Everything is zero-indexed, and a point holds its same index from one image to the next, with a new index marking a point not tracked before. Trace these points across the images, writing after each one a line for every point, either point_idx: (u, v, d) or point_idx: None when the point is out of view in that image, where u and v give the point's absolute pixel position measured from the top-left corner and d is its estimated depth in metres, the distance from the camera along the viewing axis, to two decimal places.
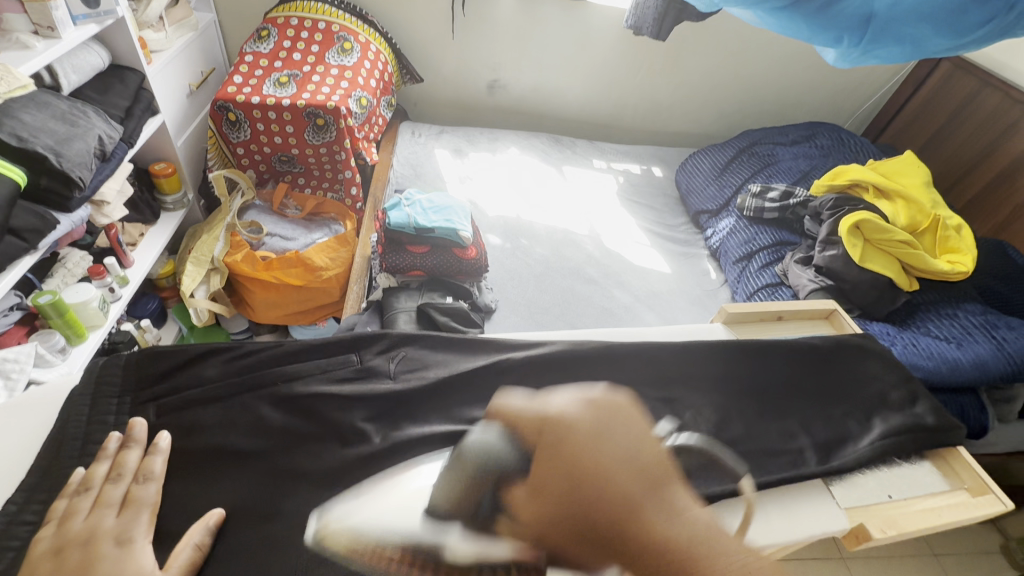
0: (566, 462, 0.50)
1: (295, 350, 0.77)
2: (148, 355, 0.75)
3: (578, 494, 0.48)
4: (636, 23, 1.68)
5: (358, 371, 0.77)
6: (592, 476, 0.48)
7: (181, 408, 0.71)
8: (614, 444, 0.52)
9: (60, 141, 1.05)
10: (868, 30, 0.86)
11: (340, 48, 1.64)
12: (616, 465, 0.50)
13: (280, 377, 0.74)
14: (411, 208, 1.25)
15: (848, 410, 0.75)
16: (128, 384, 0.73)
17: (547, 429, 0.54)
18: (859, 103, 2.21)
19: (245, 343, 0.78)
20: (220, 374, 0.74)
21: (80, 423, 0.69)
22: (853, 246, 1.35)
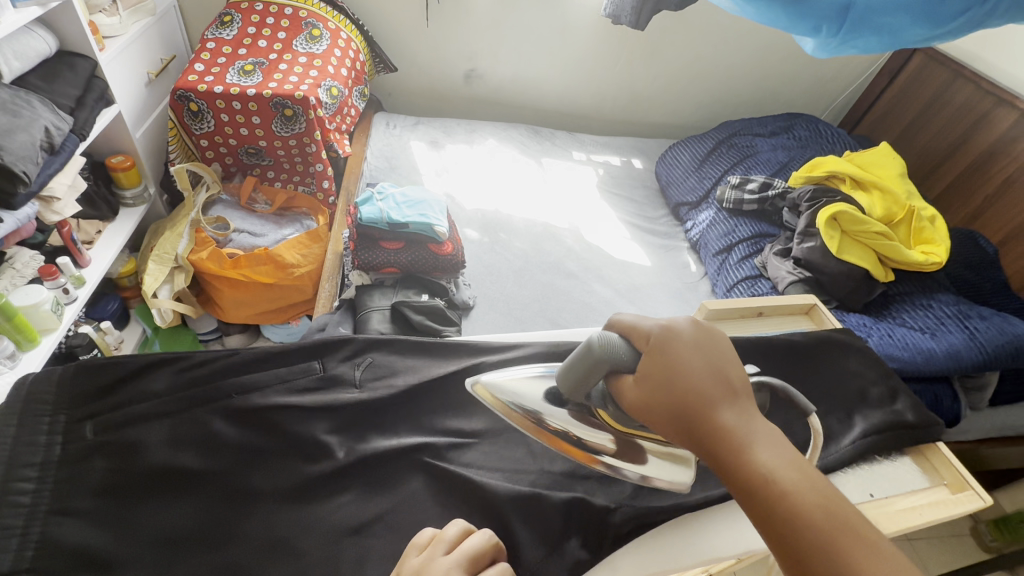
0: (669, 364, 0.49)
1: (254, 359, 0.72)
2: (87, 368, 0.68)
3: (680, 392, 0.47)
4: (614, 12, 1.64)
5: (321, 380, 0.73)
6: (693, 384, 0.47)
7: (122, 425, 0.65)
8: (720, 356, 0.49)
9: (1, 133, 0.98)
10: (846, 19, 0.85)
11: (309, 35, 1.58)
12: (718, 380, 0.48)
13: (235, 389, 0.69)
14: (384, 202, 1.20)
15: (829, 409, 0.74)
16: (64, 399, 0.66)
17: (658, 329, 0.51)
18: (835, 94, 2.22)
19: (197, 352, 0.72)
20: (168, 387, 0.68)
21: (6, 445, 0.61)
22: (831, 237, 1.35)
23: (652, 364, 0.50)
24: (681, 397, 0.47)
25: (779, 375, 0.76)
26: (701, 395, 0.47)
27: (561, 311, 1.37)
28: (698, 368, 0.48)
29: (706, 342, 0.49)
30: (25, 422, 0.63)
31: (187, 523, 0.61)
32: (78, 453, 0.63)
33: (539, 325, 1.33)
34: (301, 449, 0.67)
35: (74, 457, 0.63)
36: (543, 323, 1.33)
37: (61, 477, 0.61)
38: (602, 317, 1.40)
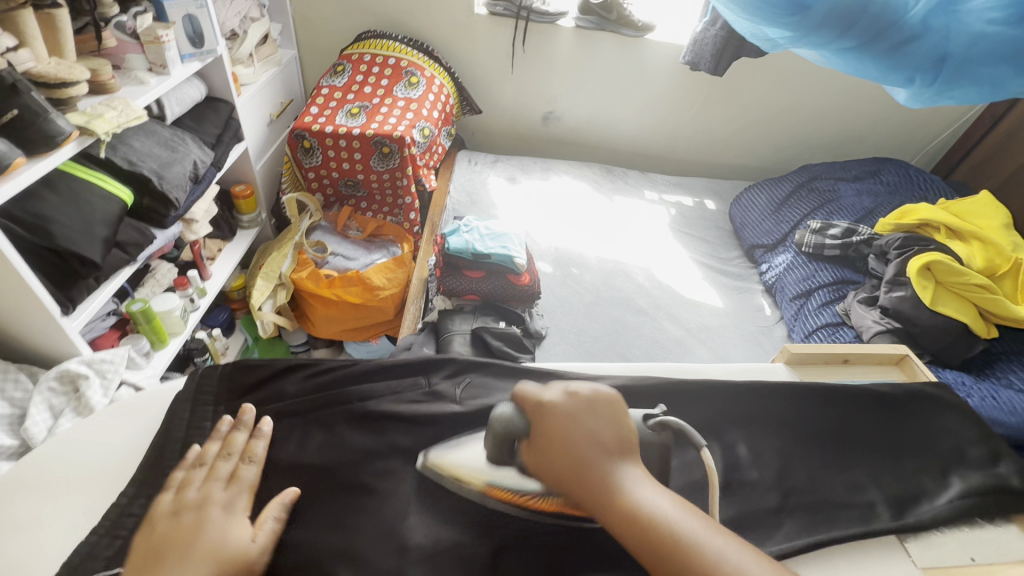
0: (552, 431, 0.57)
1: (369, 369, 0.76)
2: (238, 367, 0.74)
3: (563, 461, 0.55)
4: (693, 59, 1.69)
5: (426, 394, 0.75)
6: (568, 453, 0.55)
7: (267, 419, 0.70)
8: (593, 420, 0.58)
9: (163, 166, 1.17)
10: (943, 70, 0.85)
11: (408, 82, 1.75)
12: (594, 444, 0.56)
13: (354, 396, 0.73)
14: (469, 234, 1.29)
15: (923, 464, 0.70)
16: (222, 392, 0.71)
17: (539, 402, 0.60)
18: (927, 138, 2.12)
19: (321, 359, 0.76)
20: (300, 389, 0.72)
21: (181, 426, 0.68)
22: (923, 288, 1.29)
23: (541, 438, 0.58)
24: (557, 460, 0.55)
25: (880, 425, 0.73)
26: (577, 457, 0.55)
27: (630, 347, 1.39)
28: (577, 435, 0.57)
29: (581, 412, 0.58)
30: (191, 409, 0.69)
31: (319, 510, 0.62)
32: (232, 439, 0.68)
33: (608, 358, 1.35)
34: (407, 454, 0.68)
35: None
36: (613, 357, 1.35)
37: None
38: (672, 355, 1.41)
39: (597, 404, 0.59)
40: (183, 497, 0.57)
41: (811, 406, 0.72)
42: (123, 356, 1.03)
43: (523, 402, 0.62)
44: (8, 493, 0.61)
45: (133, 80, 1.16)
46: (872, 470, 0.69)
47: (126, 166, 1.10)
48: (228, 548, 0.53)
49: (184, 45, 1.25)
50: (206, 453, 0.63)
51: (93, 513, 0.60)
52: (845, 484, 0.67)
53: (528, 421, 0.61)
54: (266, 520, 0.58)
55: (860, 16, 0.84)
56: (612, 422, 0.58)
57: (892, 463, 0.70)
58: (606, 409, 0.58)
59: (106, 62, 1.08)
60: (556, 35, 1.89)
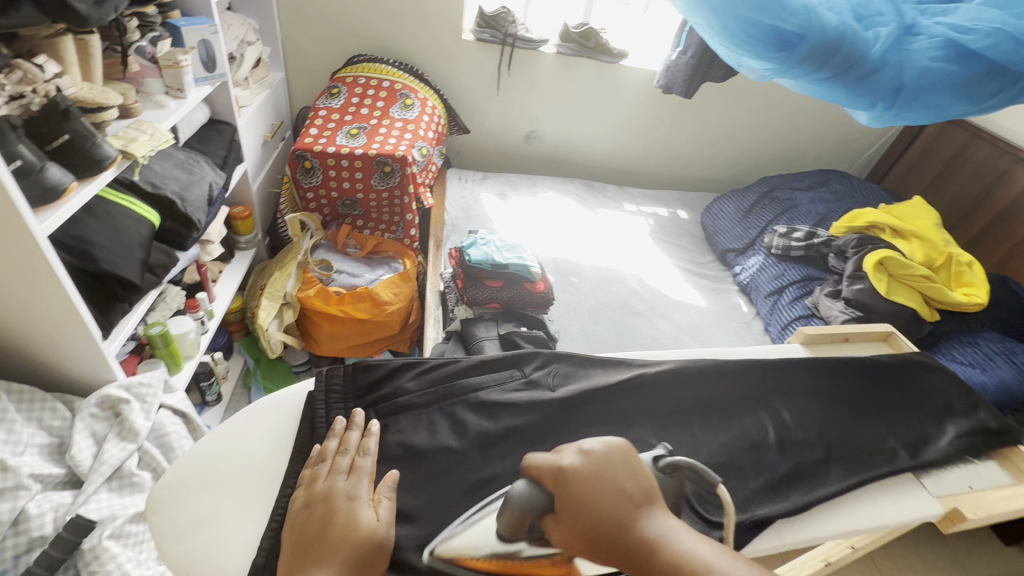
0: (578, 495, 0.56)
1: (473, 365, 0.80)
2: (360, 365, 0.76)
3: (590, 523, 0.53)
4: (667, 83, 1.87)
5: (525, 383, 0.79)
6: (593, 511, 0.54)
7: (397, 413, 0.73)
8: (615, 475, 0.56)
9: (184, 188, 1.18)
10: (899, 97, 1.04)
11: (403, 104, 1.82)
12: (619, 497, 0.54)
13: (466, 389, 0.77)
14: (487, 246, 1.37)
15: (921, 416, 0.84)
16: (348, 390, 0.74)
17: (558, 468, 0.58)
18: (860, 151, 2.42)
19: (428, 358, 0.80)
20: (421, 384, 0.76)
21: (321, 425, 0.70)
22: (878, 280, 1.50)
23: (564, 506, 0.56)
24: (588, 524, 0.53)
25: (889, 387, 0.87)
26: (602, 513, 0.53)
27: (634, 346, 1.51)
28: (600, 491, 0.55)
29: (601, 468, 0.56)
30: (326, 405, 0.72)
31: (433, 490, 0.67)
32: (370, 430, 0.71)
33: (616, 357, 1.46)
34: (515, 439, 0.73)
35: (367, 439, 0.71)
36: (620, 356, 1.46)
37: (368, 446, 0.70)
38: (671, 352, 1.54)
39: (613, 457, 0.58)
40: (315, 487, 0.61)
41: (832, 376, 0.86)
42: (160, 378, 1.02)
43: (537, 474, 0.60)
44: (173, 496, 0.64)
45: (152, 104, 1.16)
46: (888, 424, 0.82)
47: (151, 189, 1.11)
48: (359, 537, 0.56)
49: (198, 70, 1.27)
50: (326, 450, 0.66)
51: (257, 511, 0.64)
52: (870, 436, 0.80)
53: (548, 490, 0.59)
54: (383, 501, 0.61)
55: (836, 53, 1.00)
56: (635, 475, 0.57)
57: (901, 415, 0.83)
58: (623, 461, 0.57)
59: (130, 87, 1.08)
60: (539, 60, 2.03)
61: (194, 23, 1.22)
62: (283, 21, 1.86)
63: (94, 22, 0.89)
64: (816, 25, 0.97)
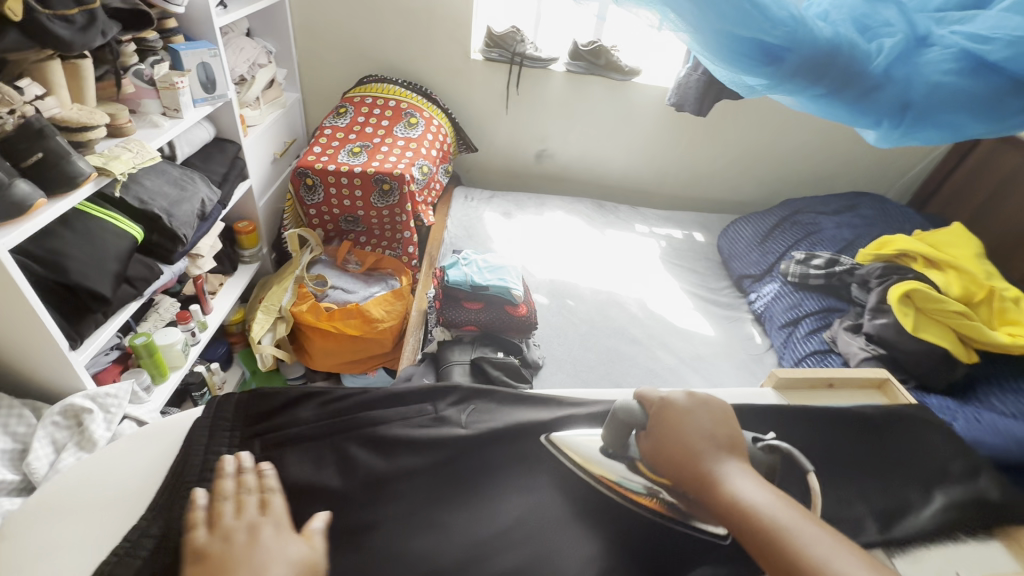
0: (671, 423, 0.66)
1: (383, 396, 0.77)
2: (252, 395, 0.75)
3: (676, 448, 0.63)
4: (678, 101, 1.79)
5: (434, 420, 0.76)
6: (683, 441, 0.64)
7: (282, 446, 0.71)
8: (705, 418, 0.66)
9: (172, 204, 1.21)
10: (907, 115, 0.92)
11: (407, 123, 1.83)
12: (707, 438, 0.64)
13: (366, 423, 0.74)
14: (467, 267, 1.33)
15: (905, 480, 0.73)
16: (238, 419, 0.73)
17: (662, 399, 0.69)
18: (901, 173, 2.24)
19: (336, 387, 0.77)
20: (316, 415, 0.73)
21: (198, 454, 0.68)
22: (905, 315, 1.35)
23: (659, 429, 0.66)
24: (672, 448, 0.64)
25: (866, 445, 0.76)
26: (687, 443, 0.64)
27: (625, 376, 1.42)
28: (689, 428, 0.65)
29: (697, 410, 0.66)
30: (209, 435, 0.70)
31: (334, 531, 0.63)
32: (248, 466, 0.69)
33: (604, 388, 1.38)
34: (413, 482, 0.70)
35: None
36: (609, 387, 1.38)
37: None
38: (667, 384, 1.44)
39: (711, 405, 0.68)
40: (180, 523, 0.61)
41: (804, 425, 0.76)
42: (127, 391, 1.05)
43: (644, 400, 0.70)
44: (26, 523, 0.61)
45: (147, 124, 1.21)
46: (861, 489, 0.72)
47: (138, 205, 1.15)
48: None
49: (197, 91, 1.32)
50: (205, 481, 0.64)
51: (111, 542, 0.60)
52: (831, 500, 0.70)
53: (647, 414, 0.69)
54: None
55: (829, 66, 0.91)
56: (723, 428, 0.66)
57: (868, 478, 0.73)
58: (716, 413, 0.67)
59: (123, 108, 1.13)
60: (548, 79, 2.00)
61: (194, 46, 1.27)
62: (299, 44, 1.94)
63: (78, 48, 0.93)
64: (804, 37, 0.88)
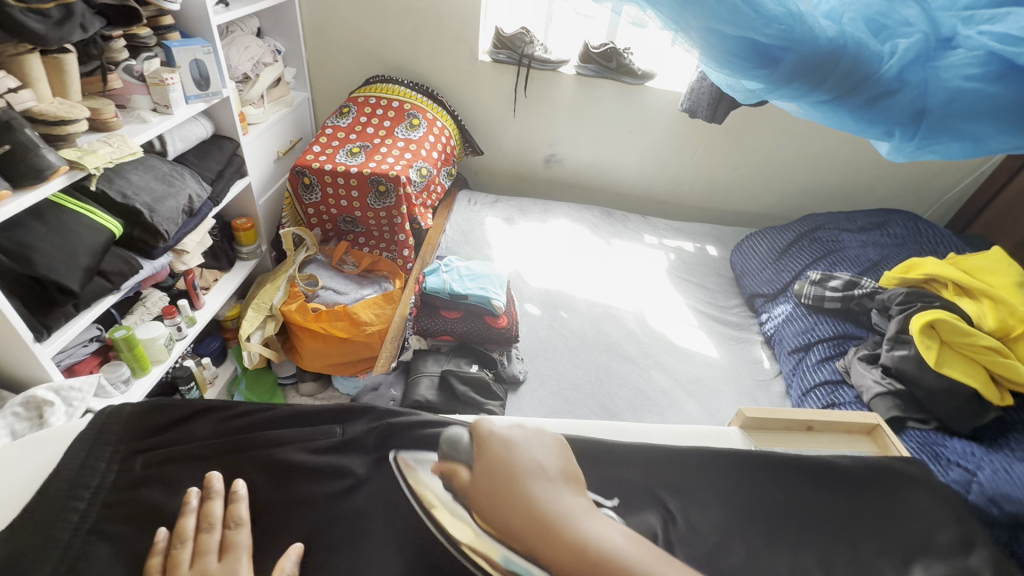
0: (498, 454, 0.69)
1: (285, 415, 0.76)
2: (148, 407, 0.74)
3: (501, 479, 0.66)
4: (690, 106, 1.69)
5: (337, 443, 0.73)
6: (508, 467, 0.67)
7: (166, 462, 0.70)
8: (534, 448, 0.70)
9: (156, 200, 1.22)
10: (921, 125, 0.81)
11: (409, 124, 1.80)
12: (536, 469, 0.68)
13: (262, 442, 0.72)
14: (448, 274, 1.35)
15: (882, 550, 0.67)
16: (126, 432, 0.72)
17: (491, 432, 0.72)
18: (941, 191, 2.06)
19: (238, 403, 0.77)
20: (212, 433, 0.73)
21: (73, 464, 0.67)
22: (927, 347, 1.21)
23: (485, 459, 0.69)
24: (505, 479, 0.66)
25: (808, 507, 0.69)
26: (514, 469, 0.67)
27: (613, 397, 1.33)
28: (515, 456, 0.69)
29: (519, 445, 0.70)
30: (92, 447, 0.69)
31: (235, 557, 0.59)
32: (124, 486, 0.67)
33: (588, 408, 1.30)
34: (305, 512, 0.68)
35: (123, 487, 0.67)
36: (593, 407, 1.30)
37: (110, 505, 0.66)
38: (658, 408, 1.34)
39: (543, 438, 0.72)
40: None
41: (741, 477, 0.71)
42: (92, 384, 1.06)
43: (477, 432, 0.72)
44: None
45: (135, 119, 1.22)
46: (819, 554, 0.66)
47: (120, 199, 1.15)
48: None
49: (190, 88, 1.32)
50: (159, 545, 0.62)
51: None
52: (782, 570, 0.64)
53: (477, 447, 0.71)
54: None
55: (831, 68, 0.81)
56: (545, 452, 0.70)
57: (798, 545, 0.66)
58: (537, 441, 0.71)
59: (109, 102, 1.14)
60: (557, 82, 1.94)
61: (187, 43, 1.27)
62: (309, 44, 1.94)
63: (54, 42, 0.94)
64: (801, 34, 0.79)
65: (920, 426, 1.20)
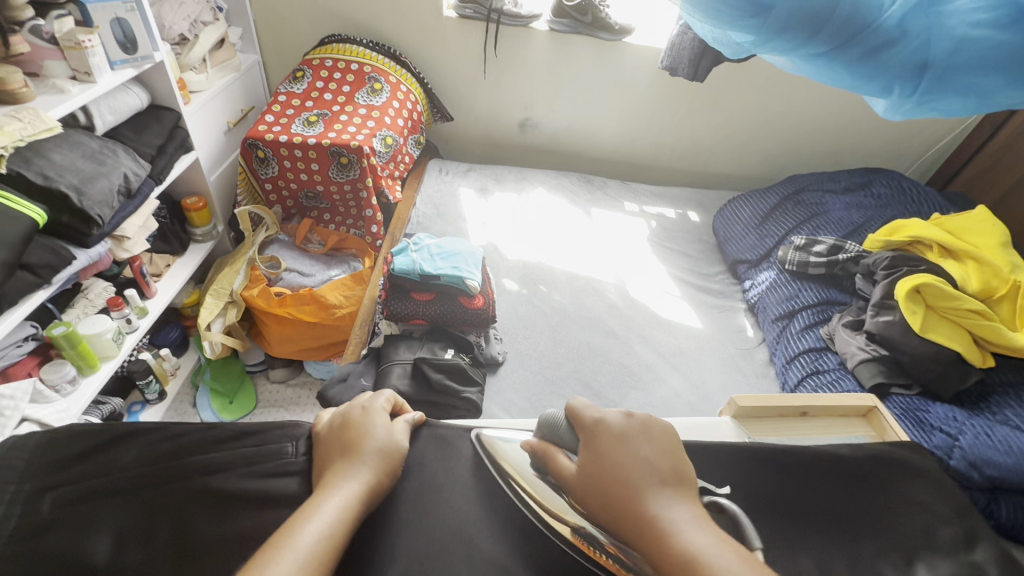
0: (601, 453, 0.57)
1: (226, 436, 0.67)
2: (57, 435, 0.64)
3: (609, 479, 0.55)
4: (671, 64, 1.59)
5: (288, 466, 0.65)
6: (619, 474, 0.55)
7: (82, 500, 0.60)
8: (647, 445, 0.57)
9: (85, 180, 1.08)
10: (923, 79, 0.75)
11: (370, 89, 1.66)
12: (648, 469, 0.55)
13: (200, 468, 0.63)
14: (418, 253, 1.27)
15: (881, 548, 0.64)
16: (32, 467, 0.61)
17: (596, 422, 0.61)
18: (922, 149, 2.03)
19: (171, 424, 0.67)
20: (135, 460, 0.63)
21: None
22: (913, 313, 1.18)
23: (590, 453, 0.58)
24: (607, 483, 0.55)
25: (789, 491, 0.67)
26: (618, 452, 0.57)
27: (596, 374, 1.29)
28: (626, 458, 0.56)
29: (632, 432, 0.58)
30: None
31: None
32: (29, 532, 0.57)
33: (571, 387, 1.25)
34: (245, 550, 0.58)
35: (25, 535, 0.57)
36: (576, 386, 1.25)
37: (14, 558, 0.56)
38: (642, 382, 1.31)
39: (653, 428, 0.59)
40: None
41: (736, 467, 0.68)
42: (26, 390, 0.96)
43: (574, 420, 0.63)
44: None
45: (52, 89, 1.08)
46: (817, 555, 0.62)
47: (41, 181, 1.02)
48: (374, 478, 0.59)
49: (114, 51, 1.17)
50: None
51: None
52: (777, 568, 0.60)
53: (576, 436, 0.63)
54: None
55: (828, 17, 0.73)
56: (652, 445, 0.57)
57: (800, 547, 0.62)
58: (658, 435, 0.58)
59: (16, 69, 1.00)
60: (529, 39, 1.80)
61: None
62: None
63: None
64: None
65: (904, 392, 1.19)
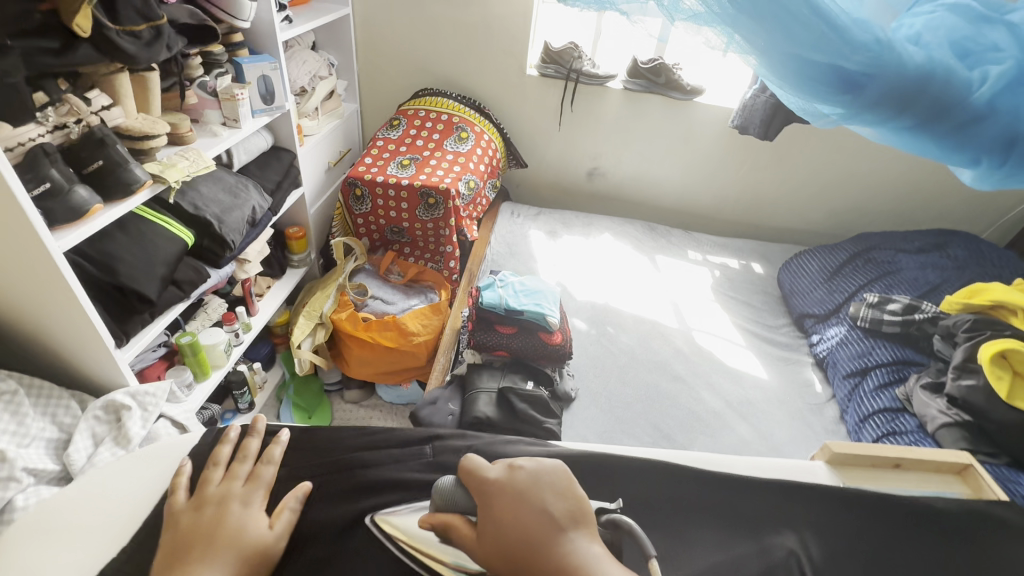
0: (503, 510, 0.60)
1: (373, 439, 0.81)
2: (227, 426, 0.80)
3: (510, 536, 0.58)
4: (742, 122, 1.67)
5: (429, 464, 0.78)
6: (519, 526, 0.58)
7: None
8: (546, 492, 0.61)
9: (224, 211, 1.25)
10: (1011, 154, 0.80)
11: (458, 137, 1.83)
12: (546, 520, 0.58)
13: (353, 463, 0.77)
14: (504, 290, 1.37)
15: None
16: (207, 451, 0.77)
17: (483, 482, 0.64)
18: (1000, 212, 2.00)
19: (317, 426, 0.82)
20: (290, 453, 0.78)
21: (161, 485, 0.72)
22: (998, 379, 1.16)
23: (488, 512, 0.61)
24: (506, 542, 0.58)
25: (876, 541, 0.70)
26: (515, 506, 0.60)
27: (665, 418, 1.32)
28: (524, 509, 0.60)
29: (527, 486, 0.62)
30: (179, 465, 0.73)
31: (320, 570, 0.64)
32: None
33: (640, 429, 1.28)
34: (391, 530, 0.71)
35: None
36: (645, 428, 1.29)
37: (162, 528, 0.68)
38: (710, 429, 1.33)
39: (542, 478, 0.63)
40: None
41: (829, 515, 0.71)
42: (165, 389, 1.10)
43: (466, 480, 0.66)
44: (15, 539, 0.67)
45: (207, 133, 1.28)
46: None
47: (192, 210, 1.19)
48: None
49: (256, 102, 1.37)
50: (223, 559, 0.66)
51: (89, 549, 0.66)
52: None
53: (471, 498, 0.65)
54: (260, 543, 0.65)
55: (917, 96, 0.79)
56: (553, 497, 0.61)
57: None
58: (549, 484, 0.62)
59: (185, 117, 1.19)
60: (603, 97, 1.94)
61: (257, 60, 1.32)
62: (361, 57, 1.99)
63: (144, 62, 0.97)
64: (888, 61, 0.78)
65: (991, 461, 1.16)
